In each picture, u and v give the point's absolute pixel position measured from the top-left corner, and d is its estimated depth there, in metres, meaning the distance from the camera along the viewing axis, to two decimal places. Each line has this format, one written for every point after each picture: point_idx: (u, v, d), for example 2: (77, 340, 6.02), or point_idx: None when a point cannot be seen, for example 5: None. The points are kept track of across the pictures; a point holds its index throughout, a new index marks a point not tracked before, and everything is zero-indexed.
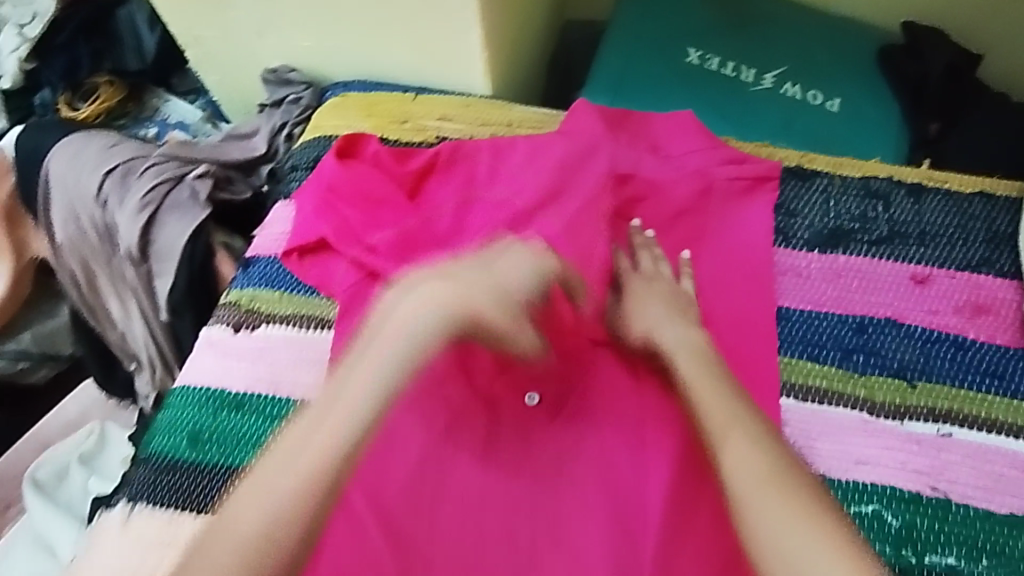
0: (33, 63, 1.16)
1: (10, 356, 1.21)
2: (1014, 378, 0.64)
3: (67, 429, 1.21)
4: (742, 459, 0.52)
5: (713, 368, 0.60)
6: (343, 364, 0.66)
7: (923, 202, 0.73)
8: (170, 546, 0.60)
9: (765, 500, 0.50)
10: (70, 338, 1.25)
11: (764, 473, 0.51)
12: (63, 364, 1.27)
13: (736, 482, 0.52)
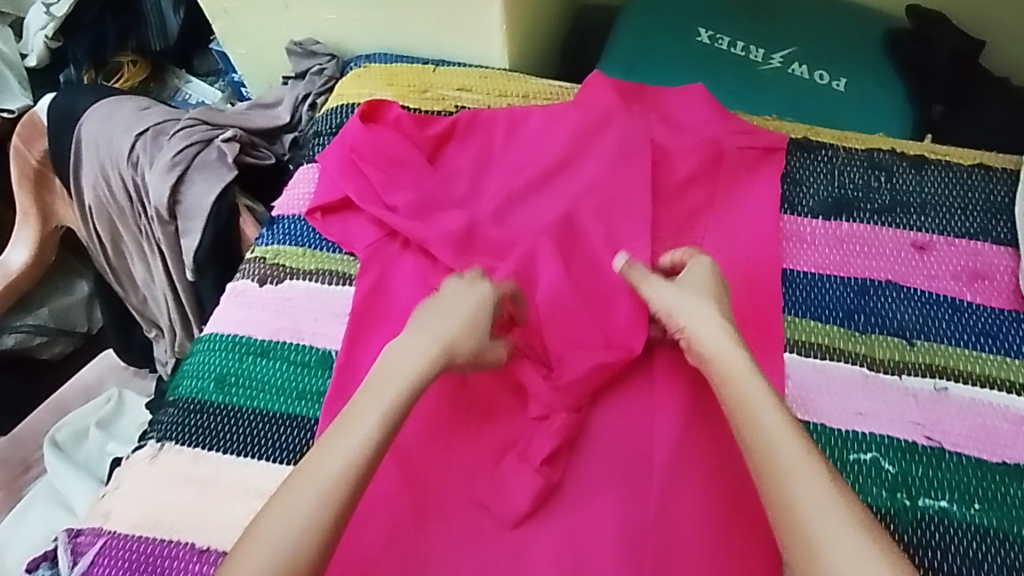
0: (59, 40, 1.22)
1: (28, 329, 1.27)
2: (1009, 338, 0.66)
3: (85, 393, 1.25)
4: (789, 471, 0.53)
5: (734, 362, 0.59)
6: (365, 314, 0.70)
7: (925, 174, 0.75)
8: (196, 481, 0.63)
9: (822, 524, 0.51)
10: (86, 316, 1.32)
11: (817, 491, 0.52)
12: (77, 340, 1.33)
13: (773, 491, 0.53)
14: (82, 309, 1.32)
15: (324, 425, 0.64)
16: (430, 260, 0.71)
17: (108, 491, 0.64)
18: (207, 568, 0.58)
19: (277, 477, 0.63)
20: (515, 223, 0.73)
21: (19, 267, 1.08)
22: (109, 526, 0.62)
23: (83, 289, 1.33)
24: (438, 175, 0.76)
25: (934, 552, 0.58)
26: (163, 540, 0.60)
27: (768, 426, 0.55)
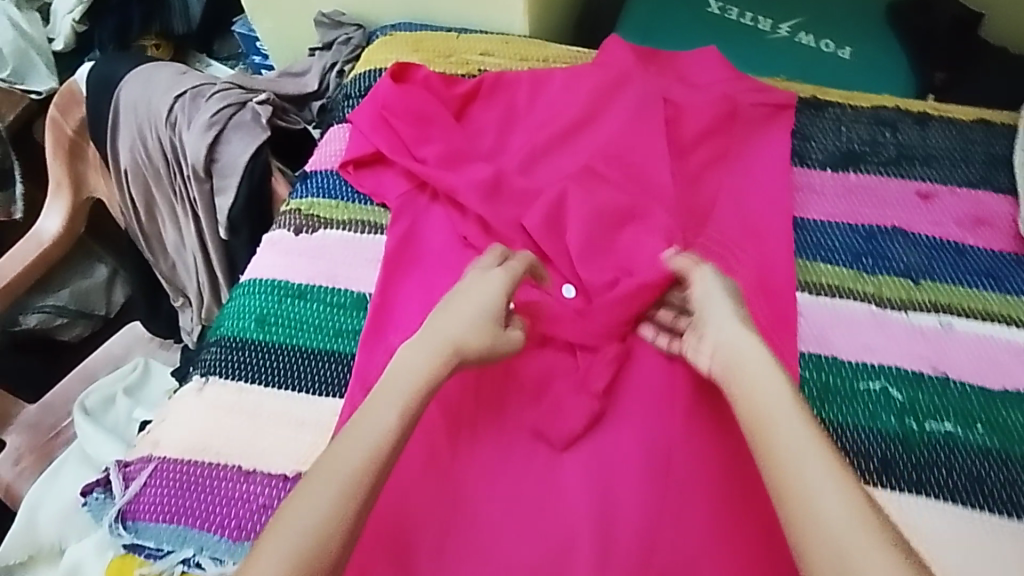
0: (86, 24, 1.28)
1: (49, 310, 1.35)
2: (1010, 278, 0.70)
3: (112, 363, 1.28)
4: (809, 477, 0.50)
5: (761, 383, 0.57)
6: (396, 260, 0.73)
7: (928, 129, 0.78)
8: (240, 411, 0.66)
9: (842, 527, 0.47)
10: (104, 300, 1.39)
11: (837, 493, 0.49)
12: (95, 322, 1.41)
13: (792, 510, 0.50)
14: (103, 291, 1.40)
15: (360, 359, 0.68)
16: (458, 209, 0.75)
17: (155, 422, 0.68)
18: (255, 489, 0.62)
19: (317, 407, 0.66)
20: (538, 174, 0.77)
21: (51, 236, 1.09)
22: (158, 455, 0.65)
23: (103, 272, 1.38)
24: (464, 132, 0.79)
25: (940, 470, 0.61)
26: (210, 463, 0.63)
27: (788, 437, 0.52)
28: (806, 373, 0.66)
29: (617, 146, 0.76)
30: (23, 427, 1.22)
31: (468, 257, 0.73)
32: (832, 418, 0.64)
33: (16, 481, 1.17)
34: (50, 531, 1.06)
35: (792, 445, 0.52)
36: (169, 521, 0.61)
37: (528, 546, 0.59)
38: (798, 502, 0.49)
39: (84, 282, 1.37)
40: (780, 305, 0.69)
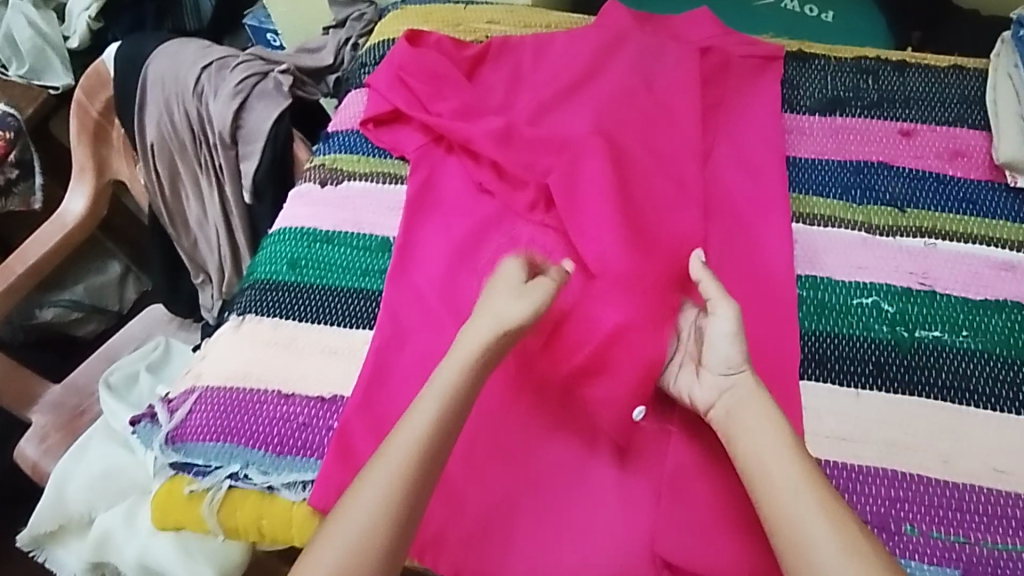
0: (101, 21, 1.30)
1: (65, 303, 1.38)
2: (987, 203, 0.75)
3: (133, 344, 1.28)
4: (807, 526, 0.55)
5: (750, 403, 0.61)
6: (417, 207, 0.78)
7: (907, 76, 0.84)
8: (278, 342, 0.71)
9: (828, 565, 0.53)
10: (118, 294, 1.44)
11: (817, 518, 0.55)
12: (110, 317, 1.44)
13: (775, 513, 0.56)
14: (115, 287, 1.44)
15: (388, 293, 0.73)
16: (472, 158, 0.80)
17: (198, 358, 0.72)
18: (296, 409, 0.67)
19: (350, 337, 0.71)
20: (547, 122, 0.81)
21: (75, 218, 1.12)
22: (201, 384, 0.70)
23: (115, 269, 1.44)
24: (476, 90, 0.84)
25: (931, 371, 0.66)
26: (252, 389, 0.68)
27: (775, 463, 0.57)
28: (804, 292, 0.71)
29: (618, 96, 0.81)
30: (48, 406, 1.20)
31: (484, 201, 0.78)
32: (830, 331, 0.69)
33: (42, 459, 1.14)
34: (79, 504, 1.05)
35: (789, 495, 0.56)
36: (217, 440, 0.66)
37: (552, 453, 0.63)
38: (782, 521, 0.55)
39: (97, 278, 1.42)
40: (773, 230, 0.74)
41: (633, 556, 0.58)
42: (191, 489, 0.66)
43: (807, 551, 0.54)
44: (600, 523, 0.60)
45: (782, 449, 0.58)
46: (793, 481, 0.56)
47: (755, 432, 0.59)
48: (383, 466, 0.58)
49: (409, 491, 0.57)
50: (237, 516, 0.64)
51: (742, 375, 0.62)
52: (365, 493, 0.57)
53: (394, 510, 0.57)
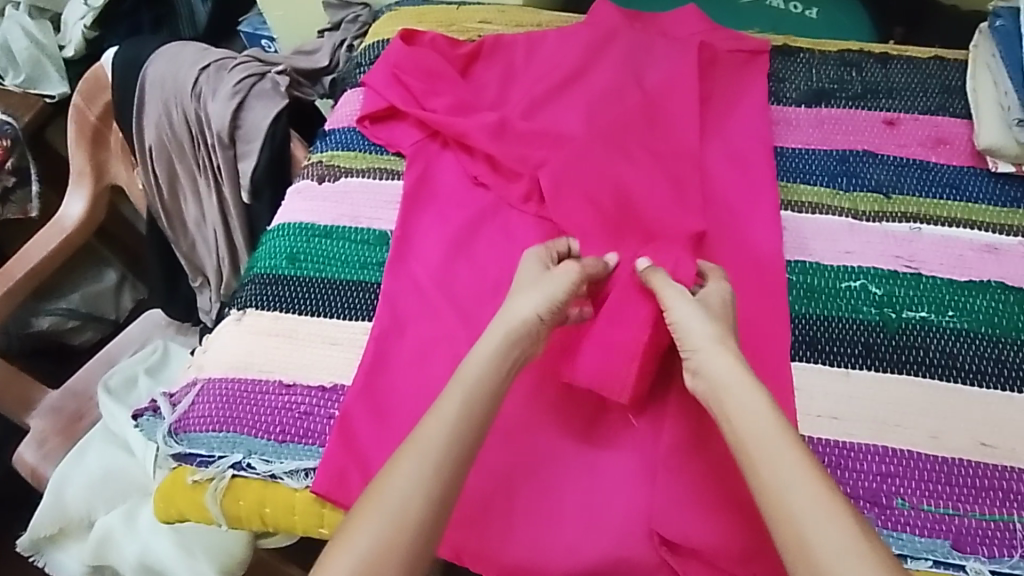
0: (97, 30, 1.30)
1: (61, 311, 1.39)
2: (970, 188, 0.77)
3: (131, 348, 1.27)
4: (803, 509, 0.53)
5: (747, 393, 0.59)
6: (414, 200, 0.80)
7: (890, 67, 0.86)
8: (277, 334, 0.72)
9: (820, 534, 0.52)
10: (114, 301, 1.43)
11: (832, 520, 0.52)
12: (106, 326, 1.44)
13: (784, 515, 0.53)
14: (112, 295, 1.43)
15: (386, 284, 0.74)
16: (467, 153, 0.82)
17: (201, 350, 0.74)
18: (297, 398, 0.68)
19: (349, 327, 0.72)
20: (539, 117, 0.83)
21: (74, 222, 1.13)
22: (203, 376, 0.71)
23: (111, 277, 1.44)
24: (469, 87, 0.86)
25: (918, 351, 0.67)
26: (254, 379, 0.69)
27: (778, 462, 0.55)
28: (793, 276, 0.73)
29: (609, 91, 0.83)
30: (46, 411, 1.18)
31: (479, 193, 0.79)
32: (818, 313, 0.70)
33: (41, 463, 1.13)
34: (78, 506, 1.04)
35: (785, 482, 0.54)
36: (218, 429, 0.67)
37: (548, 437, 0.64)
38: (788, 522, 0.53)
39: (94, 286, 1.42)
40: (762, 217, 0.76)
41: (630, 532, 0.60)
42: (195, 478, 0.67)
43: (799, 523, 0.53)
44: (598, 501, 0.61)
45: (766, 421, 0.57)
46: (780, 452, 0.55)
47: (744, 406, 0.58)
48: (421, 453, 0.57)
49: (445, 477, 0.56)
50: (241, 505, 0.65)
51: (717, 350, 0.61)
52: (402, 480, 0.56)
53: (429, 497, 0.56)
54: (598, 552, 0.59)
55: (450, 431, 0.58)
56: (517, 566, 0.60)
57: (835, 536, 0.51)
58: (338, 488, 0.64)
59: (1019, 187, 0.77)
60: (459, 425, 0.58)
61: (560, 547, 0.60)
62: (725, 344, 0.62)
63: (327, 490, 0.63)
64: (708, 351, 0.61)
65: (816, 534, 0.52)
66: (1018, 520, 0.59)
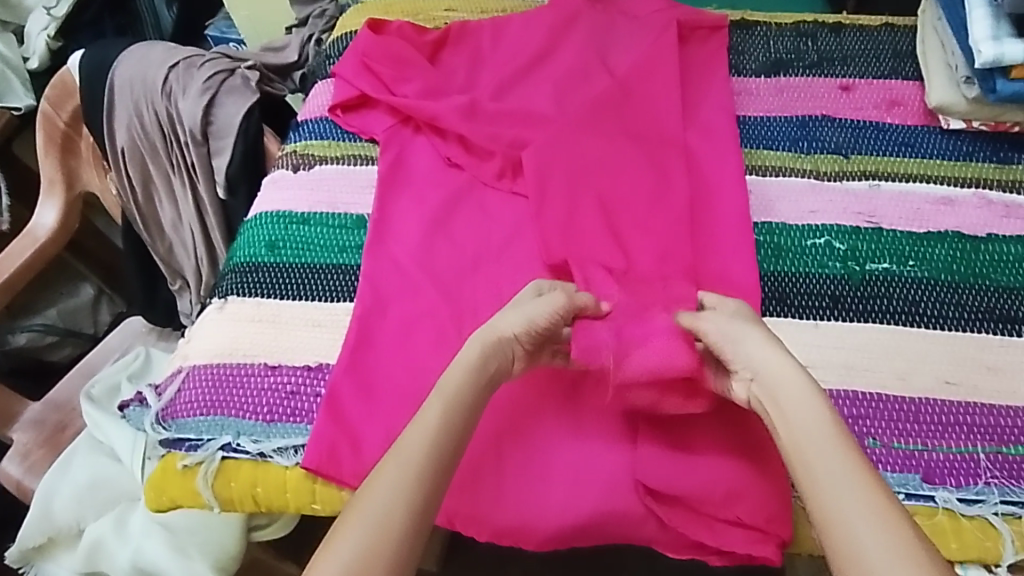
0: (61, 41, 1.28)
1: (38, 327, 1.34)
2: (924, 145, 0.80)
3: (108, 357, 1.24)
4: (853, 510, 0.50)
5: (799, 394, 0.57)
6: (389, 183, 0.81)
7: (843, 36, 0.90)
8: (261, 319, 0.73)
9: (861, 519, 0.50)
10: (93, 316, 1.42)
11: (878, 518, 0.49)
12: (86, 341, 1.39)
13: (830, 516, 0.51)
14: (88, 311, 1.41)
15: (366, 265, 0.75)
16: (439, 136, 0.83)
17: (185, 340, 0.75)
18: (284, 378, 0.69)
19: (332, 309, 0.74)
20: (508, 99, 0.85)
21: (47, 232, 1.10)
22: (188, 364, 0.72)
23: (88, 291, 1.41)
24: (438, 73, 0.88)
25: (882, 300, 0.70)
26: (239, 363, 0.70)
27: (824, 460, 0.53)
28: (760, 237, 0.75)
29: (574, 71, 0.86)
30: (28, 424, 1.17)
31: (453, 174, 0.81)
32: (785, 270, 0.73)
33: (25, 477, 1.11)
34: (67, 515, 1.02)
35: (832, 479, 0.52)
36: (206, 413, 0.68)
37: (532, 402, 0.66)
38: (835, 522, 0.50)
39: (69, 301, 1.40)
40: (729, 182, 0.78)
41: (617, 485, 0.62)
42: (184, 463, 0.67)
43: (841, 514, 0.50)
44: (584, 458, 0.63)
45: (806, 409, 0.56)
46: (825, 442, 0.54)
47: (791, 404, 0.57)
48: (404, 456, 0.55)
49: (426, 478, 0.54)
50: (232, 486, 0.66)
51: (768, 352, 0.59)
52: (387, 479, 0.54)
53: (411, 500, 0.53)
54: (587, 506, 0.61)
55: (441, 429, 0.57)
56: (509, 525, 0.62)
57: (871, 518, 0.50)
58: (328, 462, 0.65)
59: (971, 141, 0.80)
60: (449, 423, 0.57)
61: (551, 504, 0.62)
62: (774, 347, 0.60)
63: (318, 464, 0.64)
64: (759, 356, 0.59)
65: (857, 521, 0.49)
66: (982, 450, 0.62)
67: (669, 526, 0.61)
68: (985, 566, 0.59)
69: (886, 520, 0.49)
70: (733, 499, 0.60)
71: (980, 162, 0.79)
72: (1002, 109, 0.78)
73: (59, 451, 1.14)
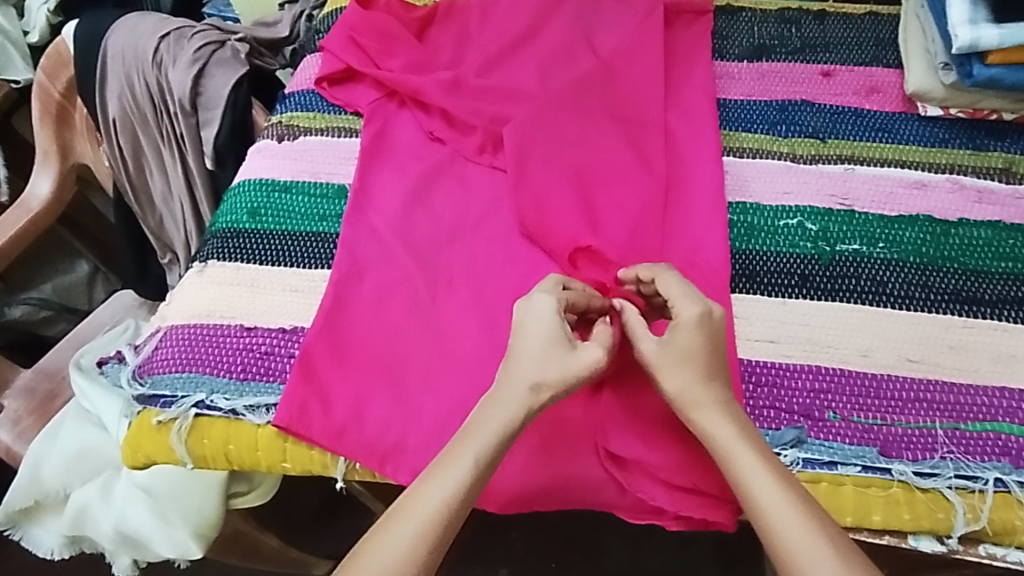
0: (61, 16, 1.25)
1: (32, 302, 1.29)
2: (902, 131, 0.81)
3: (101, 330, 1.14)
4: (801, 546, 0.54)
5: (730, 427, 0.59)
6: (372, 154, 0.82)
7: (826, 23, 0.89)
8: (239, 283, 0.75)
9: (814, 561, 0.54)
10: (89, 293, 1.37)
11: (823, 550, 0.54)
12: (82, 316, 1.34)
13: (782, 543, 0.55)
14: (84, 287, 1.37)
15: (345, 232, 0.76)
16: (424, 111, 0.84)
17: (166, 301, 0.76)
18: (259, 339, 0.71)
19: (308, 274, 0.75)
20: (492, 78, 0.86)
21: (41, 202, 1.09)
22: (167, 324, 0.74)
23: (83, 268, 1.37)
24: (425, 49, 0.89)
25: (850, 280, 0.71)
26: (216, 325, 0.72)
27: (769, 495, 0.56)
28: (734, 217, 0.76)
29: (559, 51, 0.87)
30: (19, 391, 1.08)
31: (435, 148, 0.82)
32: (757, 248, 0.74)
33: (16, 443, 1.03)
34: (54, 480, 0.95)
35: (776, 511, 0.56)
36: (181, 370, 0.70)
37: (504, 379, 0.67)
38: (782, 553, 0.55)
39: (66, 277, 1.36)
40: (707, 162, 0.79)
41: (577, 449, 0.64)
42: (160, 419, 0.70)
43: (786, 543, 0.55)
44: (548, 424, 0.65)
45: (739, 448, 0.58)
46: (767, 483, 0.57)
47: (722, 442, 0.59)
48: (416, 507, 0.57)
49: (437, 535, 0.57)
50: (205, 443, 0.68)
51: (699, 395, 0.60)
52: (394, 537, 0.56)
53: (421, 559, 0.56)
54: (552, 471, 0.64)
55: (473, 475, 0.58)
56: None
57: (819, 563, 0.53)
58: (298, 420, 0.66)
59: (947, 128, 0.81)
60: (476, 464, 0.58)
61: (514, 467, 0.64)
62: (701, 384, 0.61)
63: (289, 422, 0.66)
64: (686, 400, 0.60)
65: (807, 564, 0.54)
66: (939, 426, 0.64)
67: (628, 491, 0.63)
68: (937, 537, 0.61)
69: (824, 564, 0.53)
70: (689, 467, 0.63)
71: (955, 149, 0.79)
72: (979, 95, 0.79)
73: (49, 420, 1.05)
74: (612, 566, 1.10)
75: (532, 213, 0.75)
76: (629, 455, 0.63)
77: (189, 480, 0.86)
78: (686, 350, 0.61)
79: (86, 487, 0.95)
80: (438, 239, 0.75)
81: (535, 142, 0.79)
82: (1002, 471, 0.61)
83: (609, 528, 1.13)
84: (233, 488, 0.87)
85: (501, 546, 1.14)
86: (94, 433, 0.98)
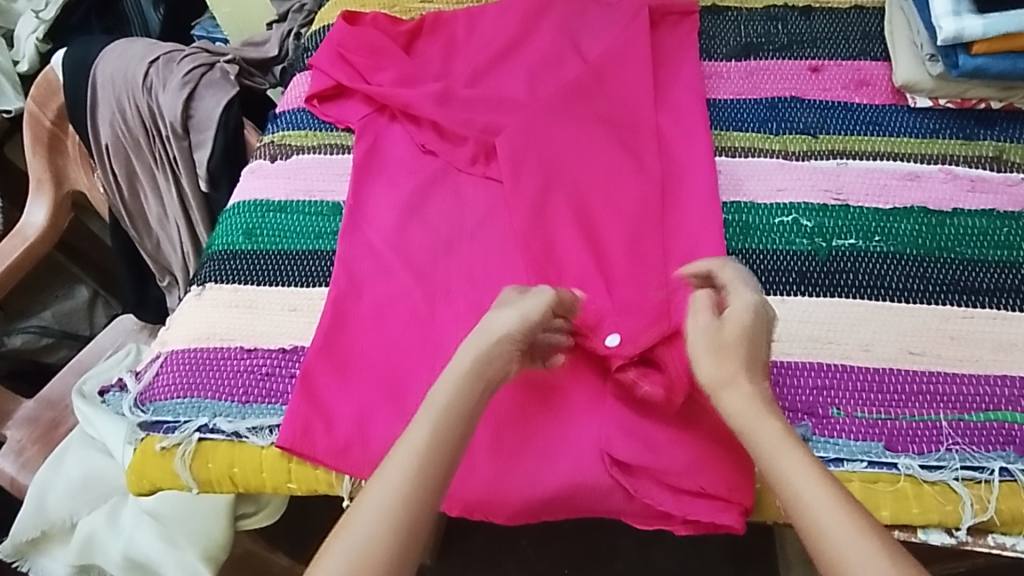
0: (49, 43, 1.25)
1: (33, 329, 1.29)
2: (894, 123, 0.81)
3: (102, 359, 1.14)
4: (842, 535, 0.51)
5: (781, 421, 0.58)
6: (365, 171, 0.82)
7: (812, 19, 0.89)
8: (238, 304, 0.75)
9: (858, 552, 0.50)
10: (89, 317, 1.36)
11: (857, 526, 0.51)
12: (83, 342, 1.33)
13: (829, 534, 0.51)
14: (84, 312, 1.36)
15: (341, 249, 0.76)
16: (415, 125, 0.84)
17: (165, 325, 0.76)
18: (260, 360, 0.71)
19: (307, 293, 0.75)
20: (481, 88, 0.86)
21: (36, 231, 1.09)
22: (166, 349, 0.74)
23: (83, 293, 1.36)
24: (413, 62, 0.89)
25: (848, 275, 0.71)
26: (217, 348, 0.72)
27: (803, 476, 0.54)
28: (729, 216, 0.76)
29: (547, 59, 0.87)
30: (22, 421, 1.07)
31: (427, 161, 0.82)
32: (754, 247, 0.74)
33: (19, 473, 1.02)
34: (60, 509, 0.95)
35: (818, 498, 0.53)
36: (183, 395, 0.70)
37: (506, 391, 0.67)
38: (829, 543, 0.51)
39: (66, 303, 1.35)
40: (699, 163, 0.79)
41: (583, 458, 0.64)
42: (162, 445, 0.69)
43: (835, 531, 0.51)
44: (553, 434, 0.65)
45: (773, 431, 0.57)
46: (803, 467, 0.55)
47: (762, 430, 0.57)
48: (392, 474, 0.56)
49: (418, 497, 0.55)
50: (210, 468, 0.68)
51: (738, 382, 0.60)
52: (376, 496, 0.55)
53: (402, 517, 0.54)
54: (559, 479, 0.63)
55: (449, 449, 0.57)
56: (479, 499, 0.64)
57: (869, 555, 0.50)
58: (301, 440, 0.66)
59: (938, 119, 0.80)
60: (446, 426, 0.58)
61: (520, 479, 0.64)
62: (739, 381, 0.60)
63: (292, 443, 0.66)
64: (728, 388, 0.60)
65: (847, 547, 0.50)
66: (944, 418, 0.64)
67: (636, 497, 0.63)
68: (946, 529, 0.61)
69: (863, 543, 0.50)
70: (695, 471, 0.62)
71: (947, 139, 0.79)
72: (967, 85, 0.79)
73: (53, 448, 1.05)
74: (624, 569, 1.10)
75: (526, 222, 0.75)
76: (635, 461, 0.63)
77: (197, 504, 0.85)
78: (723, 353, 0.60)
79: (95, 513, 0.94)
80: (433, 251, 0.75)
81: (525, 151, 0.78)
82: (1007, 459, 0.61)
83: (619, 531, 1.13)
84: (240, 509, 0.86)
85: (513, 554, 1.13)
86: (101, 458, 0.97)
